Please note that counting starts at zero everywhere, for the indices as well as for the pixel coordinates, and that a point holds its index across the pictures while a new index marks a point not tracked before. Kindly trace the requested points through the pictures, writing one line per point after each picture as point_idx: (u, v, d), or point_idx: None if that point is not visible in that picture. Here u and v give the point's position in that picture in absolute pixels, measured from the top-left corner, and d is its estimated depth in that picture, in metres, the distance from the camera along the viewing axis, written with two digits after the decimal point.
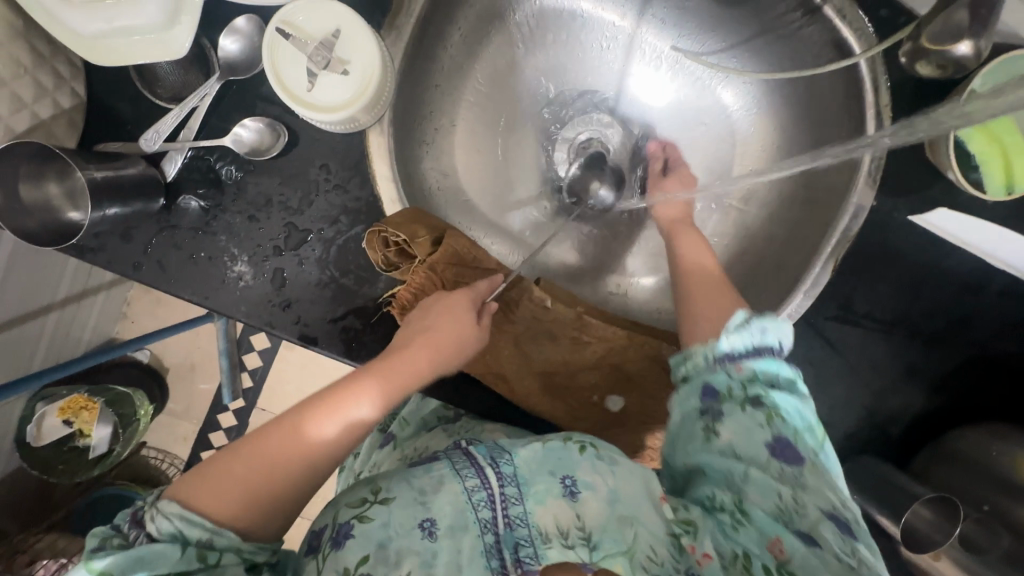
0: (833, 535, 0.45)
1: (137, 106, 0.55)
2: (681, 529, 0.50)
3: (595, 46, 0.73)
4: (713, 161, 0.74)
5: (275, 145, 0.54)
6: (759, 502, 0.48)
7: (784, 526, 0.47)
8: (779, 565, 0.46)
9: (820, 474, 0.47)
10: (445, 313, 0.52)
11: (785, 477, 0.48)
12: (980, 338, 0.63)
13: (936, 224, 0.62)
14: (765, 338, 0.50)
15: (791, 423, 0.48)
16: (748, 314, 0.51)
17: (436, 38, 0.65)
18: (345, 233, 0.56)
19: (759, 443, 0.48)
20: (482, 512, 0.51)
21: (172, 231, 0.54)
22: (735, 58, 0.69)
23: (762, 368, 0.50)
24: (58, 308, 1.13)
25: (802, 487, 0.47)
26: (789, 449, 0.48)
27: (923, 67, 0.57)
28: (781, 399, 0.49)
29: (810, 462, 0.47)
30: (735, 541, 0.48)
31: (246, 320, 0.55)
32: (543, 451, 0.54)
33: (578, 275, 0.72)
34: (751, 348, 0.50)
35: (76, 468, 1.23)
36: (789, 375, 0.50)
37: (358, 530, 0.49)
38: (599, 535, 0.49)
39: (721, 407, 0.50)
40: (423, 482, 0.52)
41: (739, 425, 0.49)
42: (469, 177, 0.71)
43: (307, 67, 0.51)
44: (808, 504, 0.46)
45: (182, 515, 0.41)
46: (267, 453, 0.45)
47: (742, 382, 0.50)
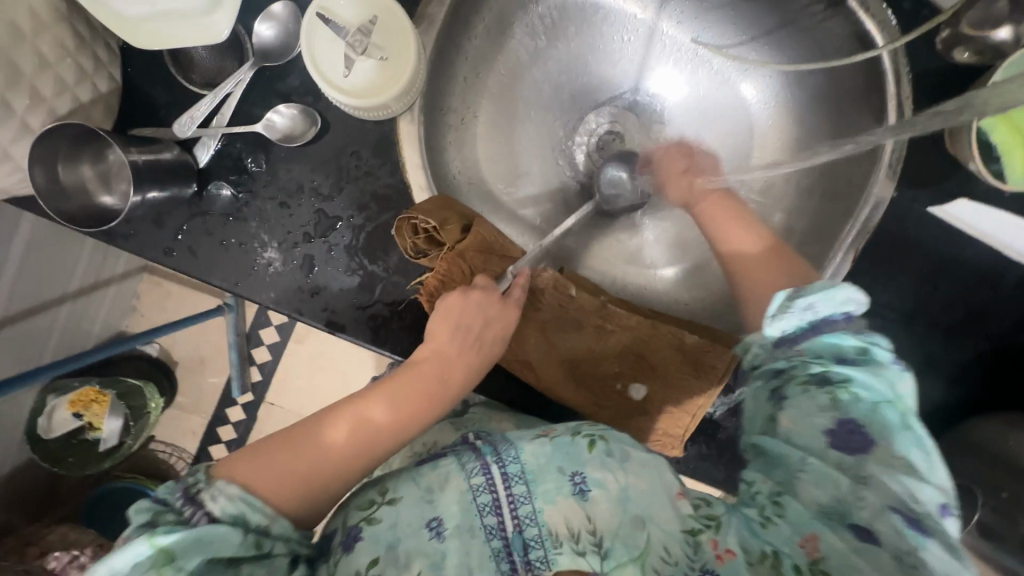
0: (892, 529, 0.42)
1: (170, 91, 0.56)
2: (703, 524, 0.50)
3: (617, 39, 0.73)
4: (734, 153, 0.74)
5: (307, 132, 0.55)
6: (814, 493, 0.46)
7: (831, 525, 0.45)
8: (812, 564, 0.44)
9: (887, 462, 0.44)
10: (495, 325, 0.54)
11: (844, 467, 0.45)
12: (998, 328, 0.63)
13: (956, 216, 0.63)
14: (816, 312, 0.49)
15: (867, 402, 0.45)
16: (791, 293, 0.50)
17: (462, 29, 0.65)
18: (375, 220, 0.56)
19: (819, 429, 0.46)
20: (488, 517, 0.52)
21: (203, 217, 0.55)
22: (755, 51, 0.70)
23: (824, 345, 0.49)
24: (72, 298, 1.13)
25: (864, 479, 0.44)
26: (854, 435, 0.45)
27: (960, 56, 0.59)
28: (853, 376, 0.46)
29: (882, 447, 0.44)
30: (763, 540, 0.47)
31: (275, 306, 0.55)
32: (551, 447, 0.54)
33: (599, 266, 0.73)
34: (806, 326, 0.49)
35: (85, 462, 1.22)
36: (859, 344, 0.48)
37: (366, 533, 0.50)
38: (611, 541, 0.50)
39: (784, 390, 0.49)
40: (429, 481, 0.53)
41: (800, 408, 0.47)
42: (491, 168, 0.72)
43: (345, 53, 0.51)
44: (866, 496, 0.44)
45: (243, 498, 0.42)
46: (310, 446, 0.47)
47: (805, 362, 0.48)
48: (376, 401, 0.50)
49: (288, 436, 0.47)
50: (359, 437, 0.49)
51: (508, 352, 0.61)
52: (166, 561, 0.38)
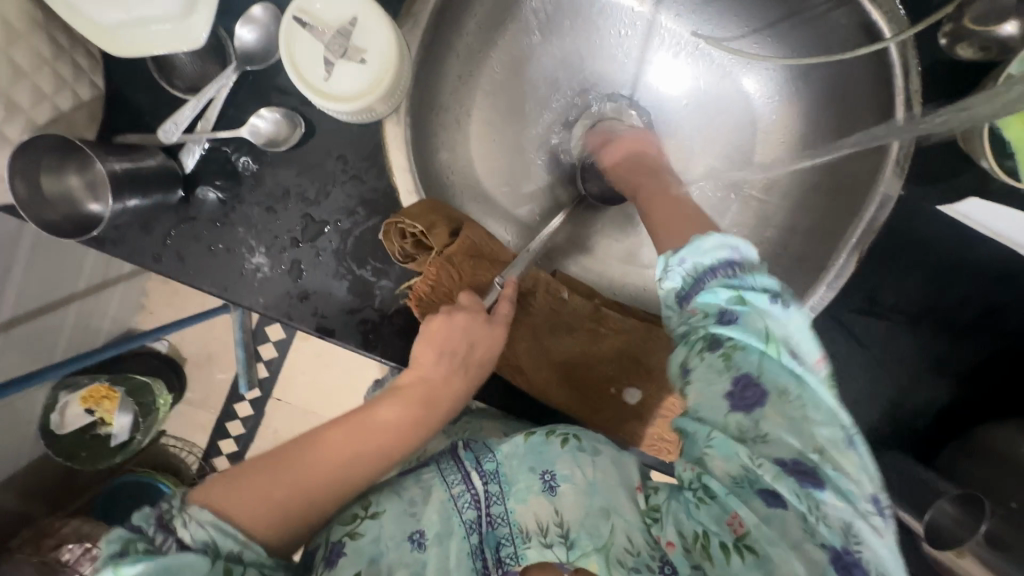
0: (791, 492, 0.41)
1: (155, 97, 0.55)
2: (650, 518, 0.49)
3: (614, 33, 0.71)
4: (734, 149, 0.72)
5: (292, 136, 0.54)
6: (723, 467, 0.43)
7: (744, 496, 0.43)
8: (738, 540, 0.43)
9: (783, 416, 0.42)
10: (481, 345, 0.53)
11: (744, 432, 0.43)
12: (1011, 331, 0.61)
13: (968, 214, 0.60)
14: (694, 265, 0.48)
15: (753, 354, 0.44)
16: (669, 253, 0.50)
17: (452, 27, 0.64)
18: (361, 224, 0.55)
19: (718, 394, 0.44)
20: (467, 513, 0.53)
21: (191, 223, 0.54)
22: (758, 43, 0.67)
23: (707, 301, 0.46)
24: (79, 298, 1.15)
25: (762, 437, 0.42)
26: (750, 389, 0.43)
27: (965, 50, 0.56)
28: (735, 333, 0.44)
29: (774, 397, 0.42)
30: (696, 520, 0.45)
31: (264, 312, 0.55)
32: (524, 446, 0.54)
33: (595, 267, 0.71)
34: (691, 281, 0.48)
35: (98, 456, 1.25)
36: (733, 292, 0.45)
37: (350, 547, 0.49)
38: (577, 532, 0.49)
39: (687, 362, 0.46)
40: (412, 494, 0.53)
41: (702, 379, 0.44)
42: (484, 168, 0.71)
43: (323, 56, 0.50)
44: (767, 458, 0.42)
45: (216, 524, 0.42)
46: (289, 473, 0.46)
47: (695, 323, 0.47)
48: (357, 426, 0.50)
49: (272, 461, 0.47)
50: (342, 462, 0.48)
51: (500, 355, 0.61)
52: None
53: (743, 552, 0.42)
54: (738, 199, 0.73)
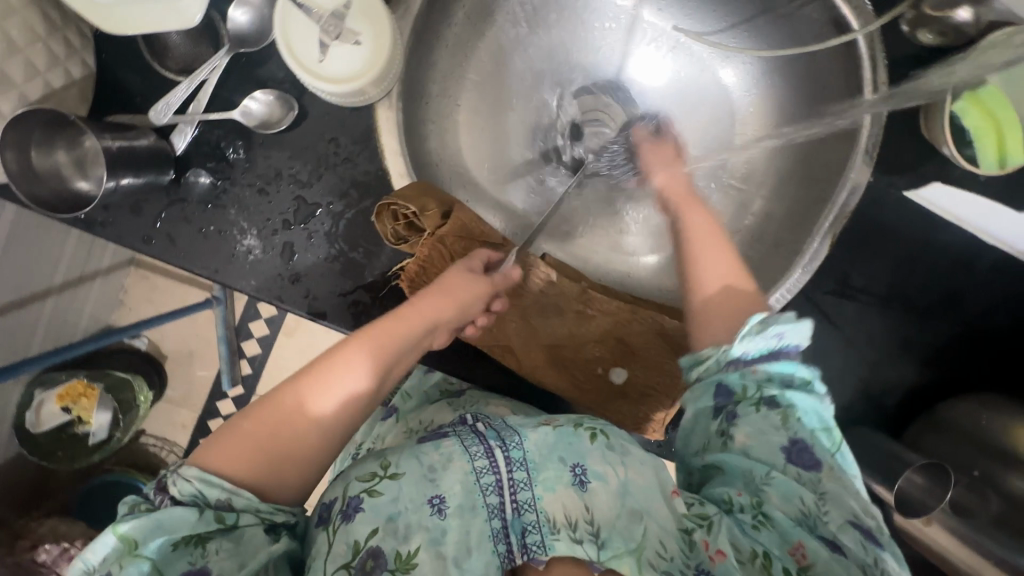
0: (855, 542, 0.45)
1: (145, 78, 0.55)
2: (695, 523, 0.51)
3: (598, 26, 0.73)
4: (714, 140, 0.75)
5: (285, 118, 0.55)
6: (781, 504, 0.49)
7: (805, 530, 0.47)
8: (800, 569, 0.47)
9: (838, 480, 0.47)
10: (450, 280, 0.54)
11: (804, 480, 0.48)
12: (972, 311, 0.65)
13: (931, 200, 0.64)
14: (779, 342, 0.50)
15: (808, 425, 0.48)
16: (764, 318, 0.50)
17: (441, 17, 0.65)
18: (354, 207, 0.56)
19: (774, 445, 0.49)
20: (490, 497, 0.52)
21: (182, 205, 0.55)
22: (736, 37, 0.70)
23: (777, 370, 0.50)
24: (56, 291, 1.12)
25: (822, 494, 0.47)
26: (805, 452, 0.48)
27: (926, 37, 0.60)
28: (796, 400, 0.49)
29: (829, 466, 0.47)
30: (754, 539, 0.49)
31: (256, 294, 0.56)
32: (553, 436, 0.55)
33: (581, 252, 0.73)
34: (767, 352, 0.50)
35: (75, 455, 1.22)
36: (805, 375, 0.50)
37: (367, 504, 0.50)
38: (608, 532, 0.50)
39: (736, 409, 0.51)
40: (432, 460, 0.53)
41: (754, 426, 0.50)
42: (473, 156, 0.72)
43: (319, 39, 0.51)
44: (830, 514, 0.46)
45: (201, 477, 0.43)
46: (277, 413, 0.47)
47: (757, 383, 0.50)
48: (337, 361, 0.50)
49: (251, 410, 0.47)
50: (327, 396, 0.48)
51: (489, 336, 0.61)
52: (130, 548, 0.41)
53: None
54: (719, 189, 0.75)
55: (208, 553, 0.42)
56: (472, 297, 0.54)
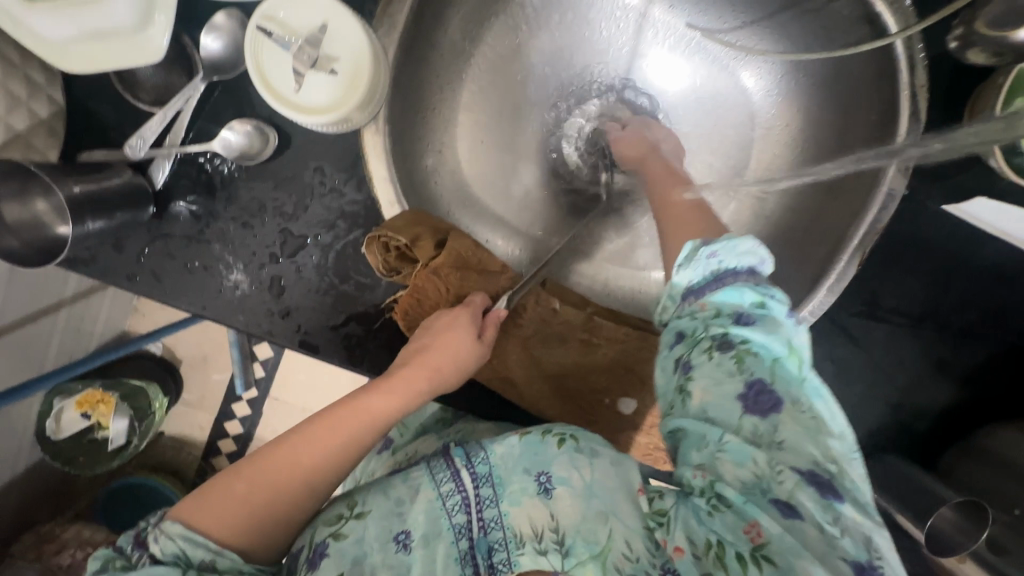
0: (813, 502, 0.40)
1: (120, 110, 0.53)
2: (656, 521, 0.47)
3: (604, 26, 0.68)
4: (731, 146, 0.70)
5: (265, 149, 0.52)
6: (734, 473, 0.42)
7: (759, 504, 0.42)
8: (755, 550, 0.41)
9: (800, 423, 0.42)
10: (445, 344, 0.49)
11: (759, 436, 0.42)
12: (1014, 331, 0.60)
13: (974, 214, 0.58)
14: (720, 264, 0.47)
15: (764, 359, 0.43)
16: (697, 243, 0.49)
17: (432, 26, 0.61)
18: (343, 238, 0.53)
19: (730, 396, 0.43)
20: (456, 517, 0.50)
21: (165, 240, 0.53)
22: (754, 36, 0.64)
23: (723, 300, 0.46)
24: (67, 305, 1.13)
25: (778, 444, 0.42)
26: (764, 394, 0.42)
27: (977, 57, 0.52)
28: (750, 335, 0.44)
29: (789, 407, 0.42)
30: (709, 528, 0.43)
31: (245, 329, 0.53)
32: (519, 447, 0.52)
33: (587, 270, 0.69)
34: (710, 277, 0.47)
35: (95, 460, 1.24)
36: (755, 299, 0.45)
37: (333, 548, 0.47)
38: (572, 538, 0.47)
39: (690, 358, 0.45)
40: (399, 493, 0.50)
41: (709, 376, 0.44)
42: (471, 171, 0.68)
43: (293, 67, 0.48)
44: (788, 469, 0.41)
45: (185, 535, 0.42)
46: (262, 475, 0.45)
47: (705, 322, 0.46)
48: (325, 427, 0.47)
49: (242, 465, 0.45)
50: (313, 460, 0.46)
51: (491, 369, 0.58)
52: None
53: (760, 562, 0.40)
54: (735, 197, 0.70)
55: None
56: (472, 360, 0.50)
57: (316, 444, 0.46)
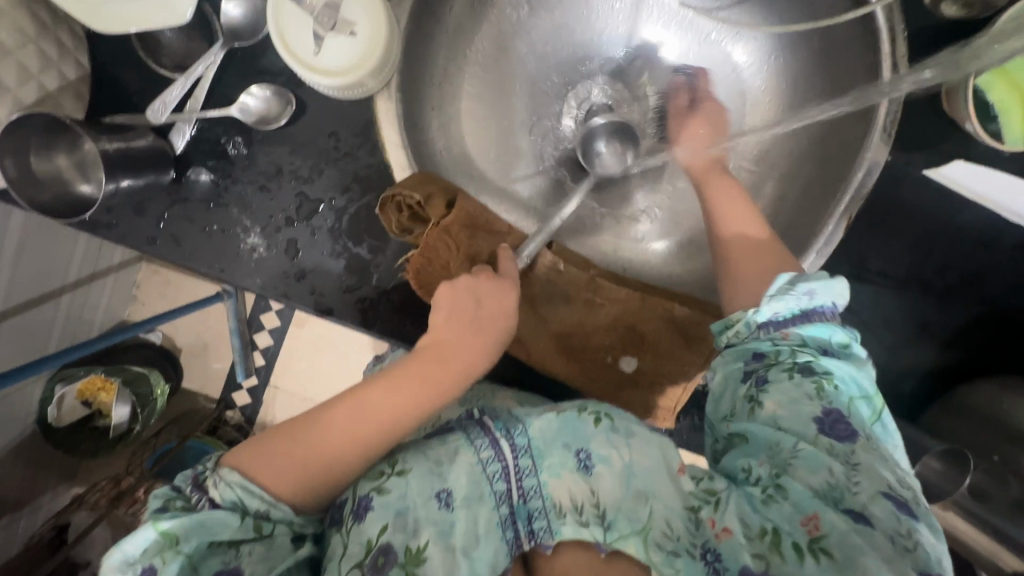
0: (886, 513, 0.43)
1: (140, 77, 0.55)
2: (701, 501, 0.50)
3: (601, 6, 0.71)
4: (725, 119, 0.72)
5: (284, 112, 0.54)
6: (805, 477, 0.46)
7: (827, 503, 0.45)
8: (812, 542, 0.44)
9: (872, 451, 0.45)
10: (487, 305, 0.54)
11: (834, 450, 0.46)
12: (993, 291, 0.64)
13: (952, 177, 0.62)
14: (814, 300, 0.50)
15: (843, 392, 0.47)
16: (792, 276, 0.51)
17: (438, 1, 0.63)
18: (357, 202, 0.56)
19: (806, 416, 0.47)
20: (498, 484, 0.52)
21: (185, 204, 0.54)
22: (746, 13, 0.67)
23: (812, 333, 0.50)
24: (71, 289, 1.13)
25: (854, 465, 0.45)
26: (840, 423, 0.46)
27: (949, 8, 0.57)
28: (834, 367, 0.48)
29: (863, 438, 0.46)
30: (763, 516, 0.47)
31: (262, 292, 0.55)
32: (558, 422, 0.54)
33: (588, 241, 0.72)
34: (800, 313, 0.50)
35: (97, 447, 1.23)
36: (842, 337, 0.49)
37: (377, 502, 0.48)
38: (614, 514, 0.50)
39: (767, 373, 0.49)
40: (437, 454, 0.52)
41: (785, 393, 0.48)
42: (475, 146, 0.71)
43: (313, 30, 0.50)
44: (860, 482, 0.44)
45: (243, 484, 0.44)
46: (312, 436, 0.47)
47: (791, 348, 0.49)
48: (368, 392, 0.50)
49: (288, 425, 0.48)
50: (362, 420, 0.49)
51: None
52: (171, 543, 0.41)
53: (816, 553, 0.44)
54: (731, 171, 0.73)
55: (241, 554, 0.43)
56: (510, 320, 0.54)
57: (372, 405, 0.49)
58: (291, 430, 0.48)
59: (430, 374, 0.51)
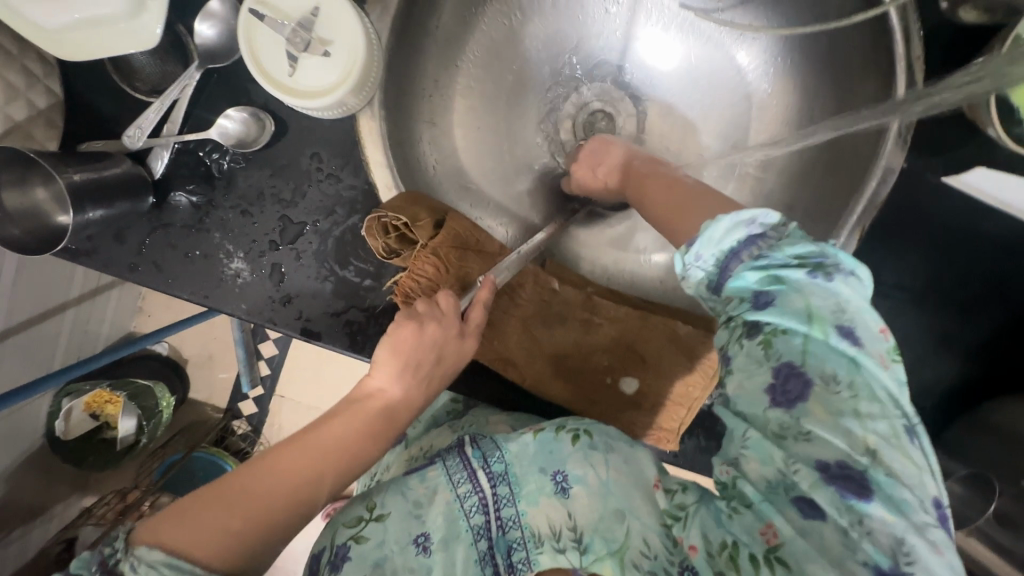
0: (831, 502, 0.37)
1: (119, 101, 0.53)
2: (673, 518, 0.46)
3: (596, 11, 0.68)
4: (730, 126, 0.70)
5: (260, 138, 0.52)
6: (758, 470, 0.40)
7: (777, 503, 0.39)
8: (770, 552, 0.39)
9: (829, 410, 0.37)
10: (448, 359, 0.49)
11: (784, 430, 0.38)
12: (1019, 303, 0.60)
13: (974, 184, 0.59)
14: (715, 254, 0.42)
15: (793, 340, 0.38)
16: (684, 246, 0.45)
17: (425, 10, 0.60)
18: (342, 224, 0.54)
19: (757, 389, 0.39)
20: (474, 517, 0.51)
21: (166, 229, 0.53)
22: (750, 14, 0.64)
23: (736, 285, 0.41)
24: (74, 305, 1.14)
25: (805, 436, 0.37)
26: (792, 381, 0.38)
27: (967, 15, 0.53)
28: (772, 316, 0.39)
29: (820, 388, 0.37)
30: (726, 530, 0.42)
31: (247, 318, 0.54)
32: (534, 445, 0.53)
33: (587, 254, 0.69)
34: (718, 269, 0.43)
35: (104, 459, 1.25)
36: (767, 270, 0.40)
37: (354, 552, 0.47)
38: (590, 535, 0.48)
39: (726, 350, 0.42)
40: (417, 494, 0.51)
41: (740, 368, 0.40)
42: (469, 159, 0.68)
43: (287, 51, 0.48)
44: (807, 463, 0.37)
45: (168, 563, 0.36)
46: (243, 498, 0.40)
47: (728, 313, 0.42)
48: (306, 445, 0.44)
49: (209, 491, 0.40)
50: (302, 475, 0.43)
51: (492, 349, 0.59)
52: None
53: (776, 567, 0.38)
54: (735, 178, 0.70)
55: None
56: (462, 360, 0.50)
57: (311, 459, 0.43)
58: (216, 494, 0.40)
59: (373, 427, 0.46)
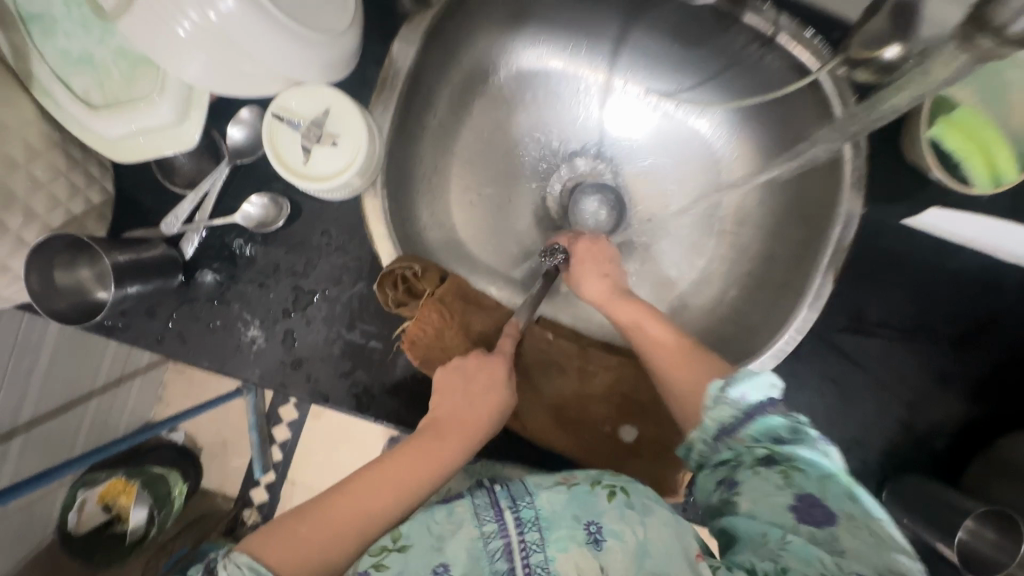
0: None
1: (161, 197, 0.62)
2: None
3: (572, 100, 0.77)
4: (700, 188, 0.76)
5: (280, 216, 0.60)
6: (803, 570, 0.39)
7: None
8: None
9: (858, 532, 0.41)
10: (481, 378, 0.56)
11: (817, 541, 0.41)
12: (1001, 336, 0.63)
13: (935, 225, 0.63)
14: (752, 398, 0.48)
15: (813, 475, 0.44)
16: (722, 382, 0.49)
17: (422, 107, 0.70)
18: (348, 291, 0.59)
19: (782, 507, 0.43)
20: (499, 564, 0.45)
21: (190, 304, 0.59)
22: (706, 93, 0.72)
23: (761, 428, 0.47)
24: (98, 394, 1.17)
25: (842, 553, 0.40)
26: (816, 507, 0.42)
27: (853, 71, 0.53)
28: (794, 454, 0.45)
29: (846, 519, 0.41)
30: None
31: (260, 382, 0.58)
32: (568, 494, 0.48)
33: (580, 312, 0.74)
34: (743, 414, 0.48)
35: (109, 558, 1.19)
36: (791, 424, 0.47)
37: None
38: None
39: (736, 476, 0.47)
40: (440, 525, 0.47)
41: (757, 489, 0.45)
42: (467, 232, 0.75)
43: (302, 143, 0.57)
44: (854, 573, 0.39)
45: (249, 565, 0.41)
46: (325, 515, 0.46)
47: (748, 447, 0.47)
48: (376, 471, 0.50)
49: (297, 509, 0.47)
50: (369, 496, 0.48)
51: None
52: None
53: None
54: (713, 235, 0.76)
55: None
56: (497, 376, 0.56)
57: (380, 481, 0.49)
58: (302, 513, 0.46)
59: (432, 450, 0.51)
